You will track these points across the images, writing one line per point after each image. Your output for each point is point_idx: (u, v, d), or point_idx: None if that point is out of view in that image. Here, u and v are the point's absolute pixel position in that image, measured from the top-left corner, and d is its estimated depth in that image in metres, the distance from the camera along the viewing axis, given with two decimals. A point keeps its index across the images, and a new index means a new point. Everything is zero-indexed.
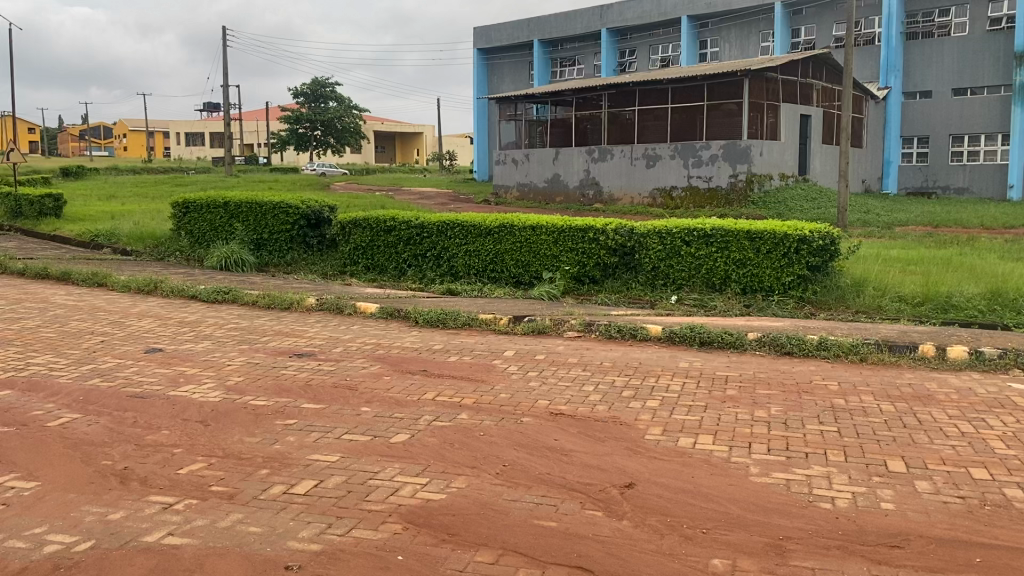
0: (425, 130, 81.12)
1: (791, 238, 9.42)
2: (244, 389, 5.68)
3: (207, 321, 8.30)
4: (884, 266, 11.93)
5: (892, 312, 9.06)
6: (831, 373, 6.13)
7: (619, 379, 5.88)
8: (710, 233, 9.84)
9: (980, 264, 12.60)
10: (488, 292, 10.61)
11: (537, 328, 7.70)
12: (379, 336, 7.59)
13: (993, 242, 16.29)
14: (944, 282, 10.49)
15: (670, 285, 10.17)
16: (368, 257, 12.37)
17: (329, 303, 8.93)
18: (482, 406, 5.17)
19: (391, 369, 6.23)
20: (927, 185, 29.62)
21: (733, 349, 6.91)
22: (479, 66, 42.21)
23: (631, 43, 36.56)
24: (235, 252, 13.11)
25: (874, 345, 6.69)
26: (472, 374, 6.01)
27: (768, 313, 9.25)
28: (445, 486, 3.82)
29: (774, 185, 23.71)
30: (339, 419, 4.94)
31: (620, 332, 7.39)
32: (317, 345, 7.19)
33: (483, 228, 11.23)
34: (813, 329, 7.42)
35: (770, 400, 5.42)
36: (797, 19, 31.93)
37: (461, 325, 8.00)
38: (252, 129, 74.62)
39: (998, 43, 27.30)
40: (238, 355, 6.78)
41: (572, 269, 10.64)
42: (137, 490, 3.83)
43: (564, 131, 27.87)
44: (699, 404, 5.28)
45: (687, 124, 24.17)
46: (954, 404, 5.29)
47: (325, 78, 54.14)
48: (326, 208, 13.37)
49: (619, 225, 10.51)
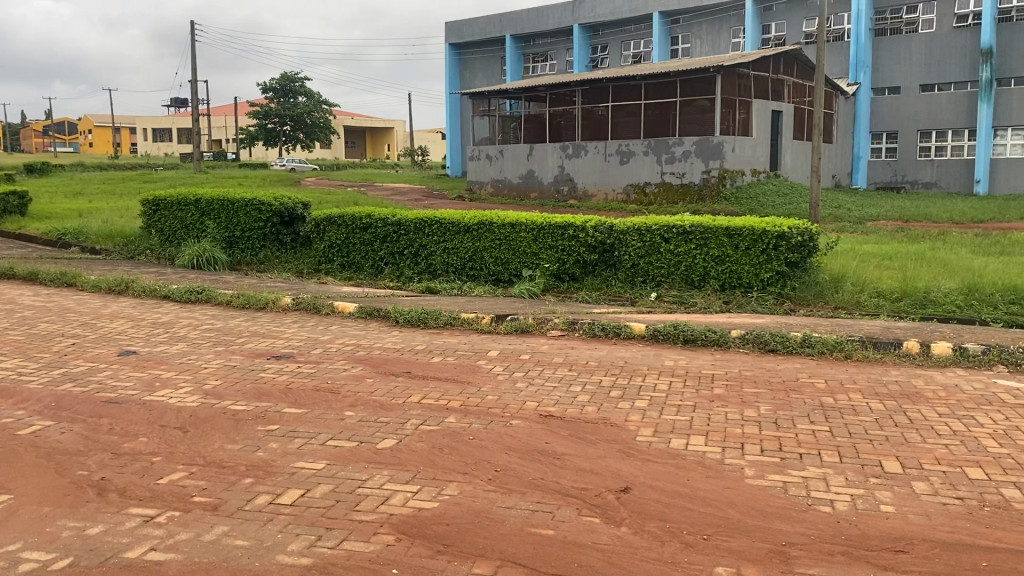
0: (396, 125, 80.67)
1: (770, 234, 9.39)
2: (223, 393, 5.53)
3: (181, 322, 8.11)
4: (860, 261, 11.97)
5: (871, 308, 9.07)
6: (817, 371, 6.09)
7: (606, 379, 5.81)
8: (689, 230, 9.80)
9: (953, 259, 12.68)
10: (466, 290, 10.50)
11: (521, 327, 7.61)
12: (359, 337, 7.45)
13: (964, 237, 16.44)
14: (920, 276, 10.53)
15: (649, 283, 10.11)
16: (343, 254, 12.20)
17: (305, 303, 8.76)
18: (469, 410, 5.06)
19: (373, 371, 6.10)
20: (896, 179, 29.91)
21: (717, 347, 6.84)
22: (450, 61, 41.98)
23: (603, 39, 36.58)
24: (207, 250, 12.88)
25: (859, 342, 6.66)
26: (457, 376, 5.91)
27: (748, 310, 9.22)
28: (436, 494, 3.71)
29: (746, 181, 23.82)
30: (323, 424, 4.81)
31: (604, 331, 7.32)
32: (295, 346, 7.04)
33: (461, 225, 11.12)
34: (797, 325, 7.39)
35: (759, 398, 5.36)
36: (767, 16, 32.10)
37: (442, 325, 7.88)
38: (220, 124, 73.73)
39: (965, 39, 27.61)
40: (215, 358, 6.61)
41: (551, 267, 10.56)
42: (116, 502, 3.68)
43: (537, 127, 27.79)
44: (688, 404, 5.21)
45: (660, 120, 24.18)
46: (943, 402, 5.28)
47: (294, 73, 53.59)
48: (299, 205, 13.17)
49: (598, 222, 10.44)
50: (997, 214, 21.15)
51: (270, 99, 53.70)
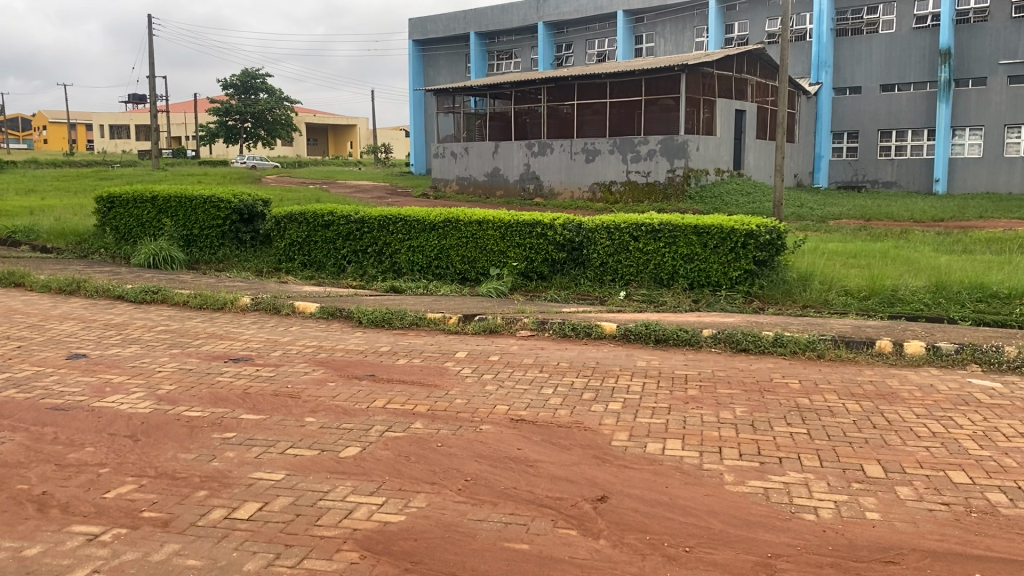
0: (359, 123, 79.99)
1: (738, 232, 9.30)
2: (177, 398, 5.26)
3: (135, 323, 7.80)
4: (827, 259, 11.95)
5: (840, 306, 9.01)
6: (791, 370, 5.97)
7: (578, 381, 5.64)
8: (658, 228, 9.68)
9: (917, 257, 12.74)
10: (432, 289, 10.28)
11: (489, 327, 7.42)
12: (321, 338, 7.20)
13: (926, 235, 16.58)
14: (887, 274, 10.53)
15: (618, 281, 9.98)
16: (304, 253, 11.91)
17: (265, 303, 8.49)
18: (437, 414, 4.86)
19: (336, 374, 5.87)
20: (857, 178, 30.20)
21: (689, 347, 6.70)
22: (414, 58, 41.63)
23: (568, 37, 36.53)
24: (163, 248, 12.49)
25: (831, 341, 6.56)
26: (424, 378, 5.71)
27: (717, 309, 9.12)
28: (403, 506, 3.51)
29: (710, 180, 23.87)
30: (283, 431, 4.58)
31: (574, 331, 7.16)
32: (254, 348, 6.78)
33: (427, 223, 10.90)
34: (768, 324, 7.28)
35: (734, 399, 5.22)
36: (730, 15, 32.23)
37: (407, 325, 7.67)
38: (180, 121, 72.50)
39: (925, 40, 27.94)
40: (169, 361, 6.33)
41: (519, 265, 10.39)
42: (57, 519, 3.42)
43: (503, 124, 27.61)
44: (662, 406, 5.06)
45: (625, 118, 24.12)
46: (920, 402, 5.18)
47: (255, 69, 52.81)
48: (259, 202, 12.84)
49: (566, 220, 10.29)
50: (957, 212, 21.41)
51: (229, 95, 52.83)
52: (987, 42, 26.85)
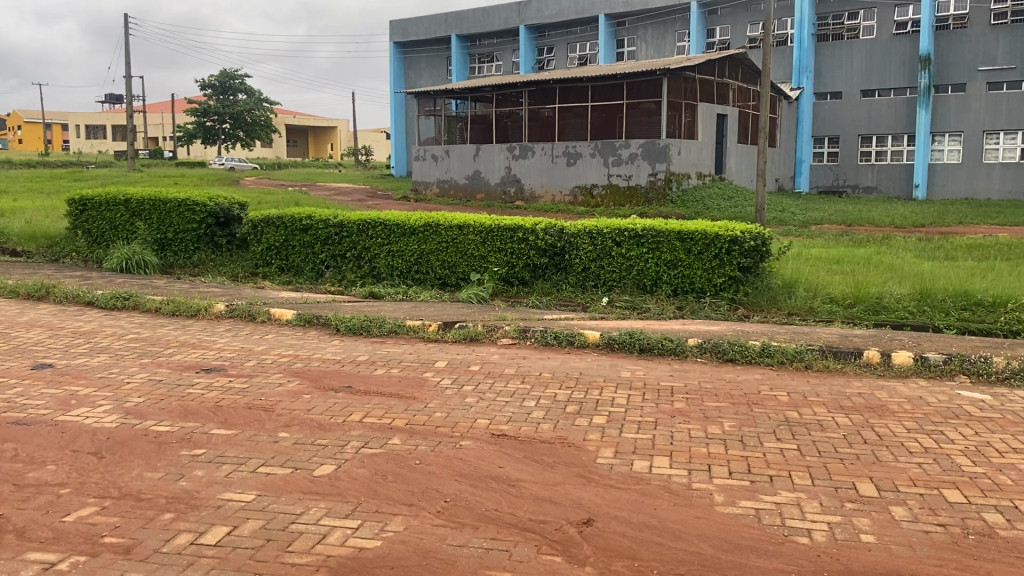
0: (340, 125, 79.60)
1: (723, 238, 9.19)
2: (145, 412, 5.06)
3: (104, 331, 7.56)
4: (811, 266, 11.89)
5: (825, 314, 8.92)
6: (778, 382, 5.85)
7: (561, 393, 5.48)
8: (641, 233, 9.56)
9: (900, 264, 12.71)
10: (412, 295, 10.10)
11: (469, 336, 7.26)
12: (297, 347, 7.01)
13: (908, 241, 16.56)
14: (871, 282, 10.47)
15: (600, 287, 9.85)
16: (281, 257, 11.70)
17: (239, 310, 8.28)
18: (416, 429, 4.69)
19: (312, 386, 5.68)
20: (837, 184, 30.31)
21: (675, 356, 6.57)
22: (395, 61, 41.40)
23: (549, 41, 36.45)
24: (136, 252, 12.23)
25: (819, 351, 6.45)
26: (404, 390, 5.54)
27: (701, 316, 9.00)
28: (379, 530, 3.35)
29: (692, 184, 23.84)
30: (256, 447, 4.40)
31: (557, 339, 7.01)
32: (227, 358, 6.58)
33: (407, 227, 10.71)
34: (754, 332, 7.16)
35: (721, 413, 5.09)
36: (712, 20, 32.26)
37: (386, 333, 7.50)
38: (157, 121, 71.76)
39: (904, 46, 28.09)
40: (139, 371, 6.12)
41: (500, 271, 10.23)
42: (12, 546, 3.23)
43: (484, 127, 27.45)
44: (648, 420, 4.93)
45: (606, 122, 24.04)
46: (909, 416, 5.09)
47: (234, 70, 52.39)
48: (235, 205, 12.62)
49: (548, 225, 10.14)
50: (937, 218, 21.50)
51: (208, 96, 52.33)
52: (966, 48, 27.03)
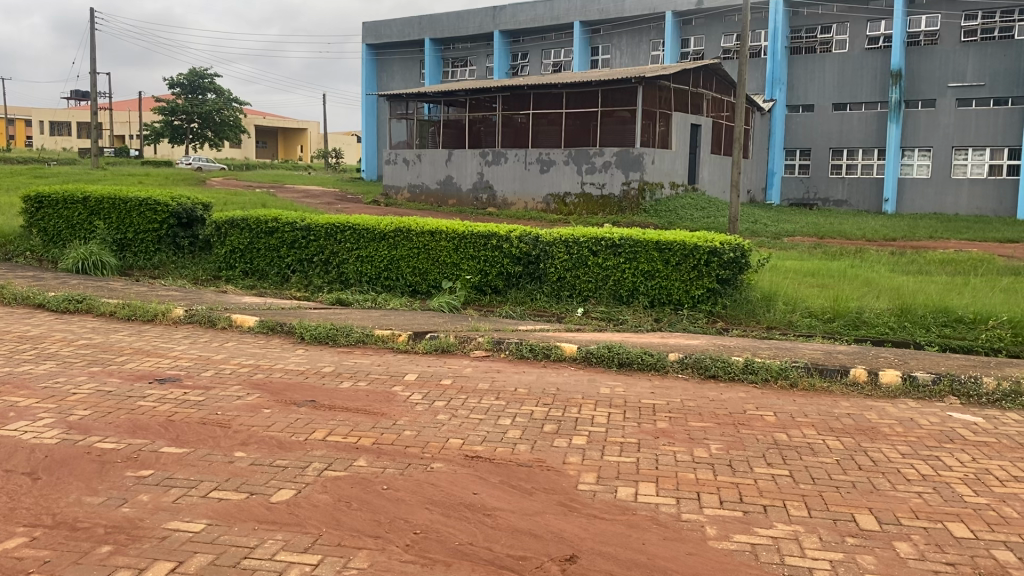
0: (310, 127, 78.88)
1: (701, 249, 8.95)
2: (90, 427, 4.67)
3: (53, 336, 7.12)
4: (787, 278, 11.73)
5: (804, 328, 8.73)
6: (763, 401, 5.60)
7: (537, 410, 5.18)
8: (618, 243, 9.31)
9: (876, 278, 12.62)
10: (381, 302, 9.77)
11: (441, 347, 6.94)
12: (258, 356, 6.64)
13: (881, 255, 16.53)
14: (850, 296, 10.33)
15: (575, 297, 9.57)
16: (245, 261, 11.31)
17: (199, 316, 7.88)
18: (384, 450, 4.37)
19: (272, 400, 5.33)
20: (808, 196, 30.38)
21: (655, 372, 6.31)
22: (367, 63, 40.95)
23: (524, 47, 36.29)
24: (94, 253, 11.74)
25: (804, 369, 6.23)
26: (372, 405, 5.22)
27: (678, 328, 8.75)
28: (342, 567, 3.02)
29: (664, 194, 23.72)
30: (208, 469, 4.04)
31: (532, 352, 6.72)
32: (183, 368, 6.19)
33: (377, 232, 10.37)
34: (737, 348, 6.91)
35: (707, 434, 4.83)
36: (686, 30, 32.24)
37: (353, 343, 7.16)
38: (124, 119, 70.54)
39: (876, 61, 28.25)
40: (88, 382, 5.72)
41: (472, 279, 9.93)
42: None
43: (457, 132, 27.15)
44: (631, 440, 4.65)
45: (580, 130, 23.85)
46: (903, 439, 4.86)
47: (203, 69, 51.61)
48: (199, 206, 12.18)
49: (523, 232, 9.84)
50: (908, 232, 21.56)
51: (176, 95, 51.47)
52: (936, 65, 27.24)
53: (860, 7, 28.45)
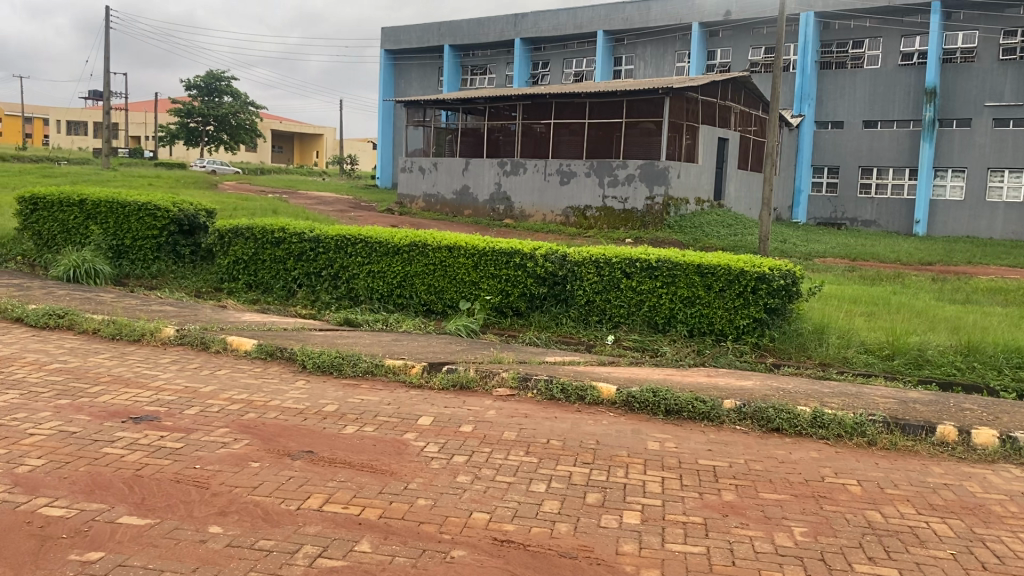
0: (326, 133, 78.50)
1: (748, 275, 8.06)
2: (38, 485, 3.85)
3: (22, 358, 6.30)
4: (832, 306, 10.83)
5: (861, 366, 7.82)
6: (841, 465, 4.76)
7: (577, 472, 4.34)
8: (655, 264, 8.44)
9: (926, 307, 11.69)
10: (392, 322, 8.95)
11: (459, 383, 6.11)
12: (251, 389, 5.81)
13: (922, 280, 15.59)
14: (908, 330, 9.40)
15: (605, 323, 8.71)
16: (249, 272, 10.53)
17: (191, 337, 7.08)
18: (393, 528, 3.54)
19: (262, 449, 4.51)
20: (835, 216, 29.40)
21: (710, 422, 5.45)
22: (385, 68, 40.32)
23: (545, 56, 35.62)
24: (87, 260, 10.92)
25: (882, 424, 5.35)
26: (380, 460, 4.40)
27: (723, 361, 7.82)
28: None
29: (689, 210, 22.86)
30: (173, 552, 3.22)
31: (564, 392, 5.87)
32: (165, 403, 5.36)
33: (390, 246, 9.60)
34: (797, 393, 6.04)
35: (785, 511, 4.00)
36: (712, 41, 31.41)
37: (360, 373, 6.33)
38: (140, 121, 70.26)
39: (909, 78, 27.34)
40: (50, 419, 4.90)
41: (493, 299, 9.10)
42: None
43: (475, 141, 26.39)
44: (695, 519, 3.81)
45: (604, 141, 23.05)
46: (1023, 524, 3.99)
47: (219, 72, 51.13)
48: (202, 212, 11.52)
49: (550, 250, 9.04)
50: (944, 256, 20.62)
51: (192, 97, 51.01)
52: (972, 83, 26.30)
53: (894, 20, 27.52)
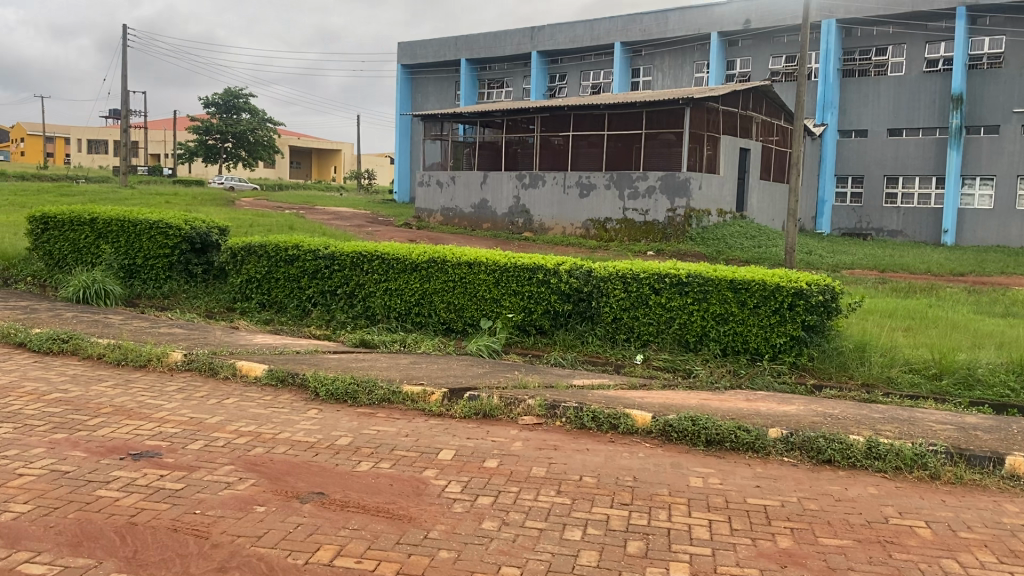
0: (344, 148, 78.65)
1: (784, 290, 7.61)
2: (20, 536, 3.48)
3: (20, 388, 5.94)
4: (869, 321, 10.34)
5: (906, 387, 7.35)
6: (905, 503, 4.31)
7: (614, 516, 3.92)
8: (685, 280, 8.01)
9: (963, 321, 11.19)
10: (410, 342, 8.56)
11: (482, 411, 5.70)
12: (260, 420, 5.43)
13: (958, 292, 15.06)
14: (952, 346, 8.91)
15: (633, 341, 8.28)
16: (263, 291, 10.19)
17: (199, 362, 6.73)
18: None
19: (269, 491, 4.13)
20: (861, 226, 28.78)
21: (755, 454, 5.02)
22: (401, 83, 40.18)
23: (562, 68, 35.35)
24: (97, 280, 10.61)
25: (945, 455, 4.90)
26: (398, 503, 4.00)
27: (761, 383, 7.35)
28: None
29: (711, 221, 22.40)
30: None
31: (597, 421, 5.46)
32: (168, 437, 4.99)
33: (408, 263, 9.25)
34: (846, 420, 5.58)
35: (850, 561, 3.55)
36: (731, 51, 30.98)
37: (375, 402, 5.94)
38: (160, 138, 70.62)
39: (935, 84, 26.79)
40: (43, 456, 4.53)
41: (515, 317, 8.71)
42: None
43: (492, 154, 26.07)
44: (751, 572, 3.38)
45: (623, 152, 22.67)
46: None
47: (238, 89, 51.21)
48: (214, 230, 11.25)
49: (574, 266, 8.64)
50: (977, 266, 20.01)
51: (211, 114, 51.12)
52: (1000, 89, 25.71)
53: (918, 26, 27.02)
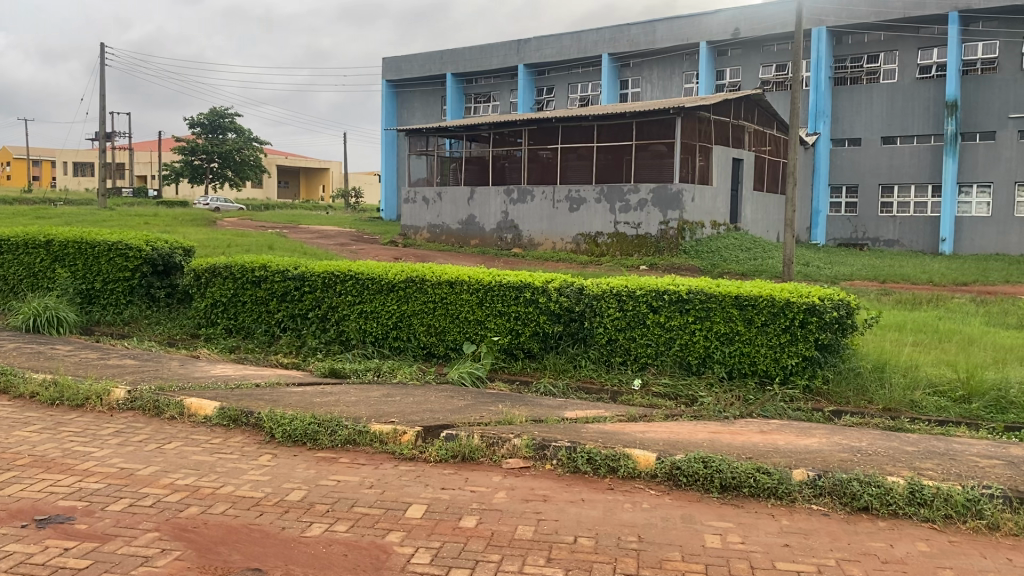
0: (333, 167, 77.94)
1: (795, 306, 6.86)
2: None
3: None
4: (882, 338, 9.64)
5: (933, 412, 6.64)
6: (965, 566, 3.57)
7: None
8: (686, 296, 7.27)
9: (980, 334, 10.48)
10: (385, 371, 7.82)
11: (459, 453, 4.97)
12: (202, 471, 4.66)
13: (965, 303, 14.59)
14: (975, 363, 8.19)
15: (631, 365, 7.55)
16: (229, 316, 9.44)
17: (143, 401, 5.97)
18: None
19: (194, 568, 3.37)
20: (857, 236, 28.20)
21: (778, 501, 4.30)
22: (387, 99, 39.56)
23: (549, 81, 34.79)
24: (50, 307, 9.83)
25: (1002, 500, 4.18)
26: None
27: (774, 411, 6.61)
28: None
29: (705, 233, 21.76)
30: None
31: (594, 464, 4.73)
32: (87, 495, 4.22)
33: (384, 282, 8.50)
34: (876, 458, 4.83)
35: None
36: (721, 60, 30.43)
37: (338, 444, 5.19)
38: (146, 160, 69.77)
39: (929, 90, 26.27)
40: None
41: (500, 340, 7.97)
42: None
43: (479, 169, 25.37)
44: None
45: (613, 164, 22.03)
46: None
47: (223, 108, 50.51)
48: (178, 251, 10.50)
49: (564, 283, 7.91)
50: (979, 275, 19.40)
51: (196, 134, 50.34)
52: (995, 94, 25.20)
53: (910, 33, 26.51)
